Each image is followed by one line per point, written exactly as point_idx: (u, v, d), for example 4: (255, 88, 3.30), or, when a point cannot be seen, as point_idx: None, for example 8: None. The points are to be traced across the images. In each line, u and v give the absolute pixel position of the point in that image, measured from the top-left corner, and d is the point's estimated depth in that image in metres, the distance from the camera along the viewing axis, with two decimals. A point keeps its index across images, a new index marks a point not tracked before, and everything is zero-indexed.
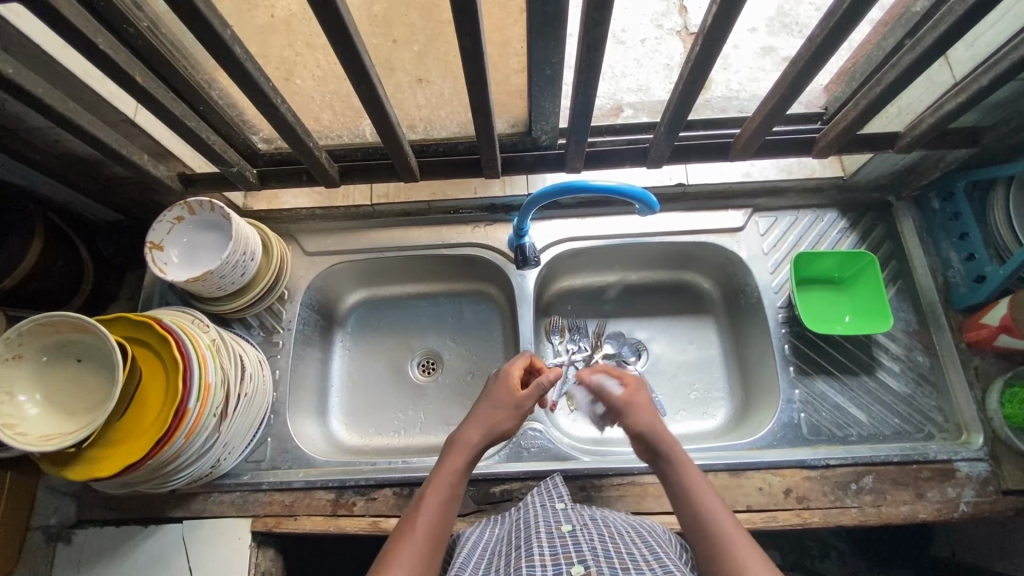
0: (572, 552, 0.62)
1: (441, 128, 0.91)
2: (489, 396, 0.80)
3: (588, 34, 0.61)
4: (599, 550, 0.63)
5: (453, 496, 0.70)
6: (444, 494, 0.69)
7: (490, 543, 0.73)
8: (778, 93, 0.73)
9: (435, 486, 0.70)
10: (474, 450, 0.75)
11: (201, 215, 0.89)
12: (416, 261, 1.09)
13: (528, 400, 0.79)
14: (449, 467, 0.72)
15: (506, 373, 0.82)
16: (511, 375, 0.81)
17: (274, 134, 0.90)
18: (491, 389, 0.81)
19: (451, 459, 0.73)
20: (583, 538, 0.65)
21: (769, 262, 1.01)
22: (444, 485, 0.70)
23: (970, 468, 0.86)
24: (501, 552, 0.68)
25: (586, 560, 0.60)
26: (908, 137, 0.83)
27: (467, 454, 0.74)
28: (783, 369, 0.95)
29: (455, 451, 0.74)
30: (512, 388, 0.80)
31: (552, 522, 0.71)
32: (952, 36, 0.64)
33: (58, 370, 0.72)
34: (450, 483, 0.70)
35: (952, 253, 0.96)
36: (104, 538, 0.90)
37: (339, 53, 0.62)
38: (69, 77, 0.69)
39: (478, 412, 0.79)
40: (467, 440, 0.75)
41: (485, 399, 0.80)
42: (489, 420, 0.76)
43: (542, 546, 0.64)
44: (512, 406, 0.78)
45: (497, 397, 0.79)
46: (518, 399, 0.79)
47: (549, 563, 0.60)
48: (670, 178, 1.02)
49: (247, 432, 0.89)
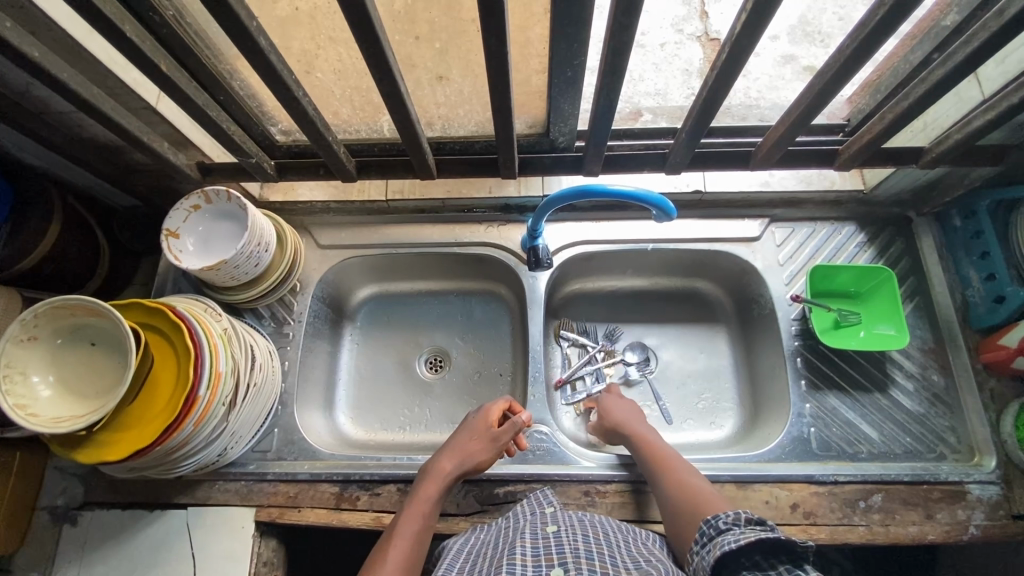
0: (554, 553, 0.63)
1: (460, 127, 0.91)
2: (466, 430, 0.85)
3: (613, 38, 0.61)
4: (580, 551, 0.63)
5: (426, 524, 0.75)
6: (418, 523, 0.74)
7: (476, 545, 0.73)
8: (803, 104, 0.72)
9: (410, 515, 0.75)
10: (449, 481, 0.80)
11: (218, 205, 0.90)
12: (428, 258, 1.09)
13: (503, 436, 0.83)
14: (424, 495, 0.77)
15: (484, 412, 0.87)
16: (486, 412, 0.87)
17: (293, 127, 0.90)
18: (468, 423, 0.86)
19: (426, 487, 0.78)
20: (566, 539, 0.65)
21: (785, 273, 1.00)
22: (418, 512, 0.75)
23: (983, 490, 0.85)
24: (486, 553, 0.69)
25: (567, 563, 0.61)
26: (932, 152, 0.82)
27: (442, 480, 0.79)
28: (794, 382, 0.94)
29: (430, 481, 0.79)
30: (489, 423, 0.85)
31: (539, 523, 0.71)
32: (983, 53, 0.63)
33: (72, 352, 0.73)
34: (424, 511, 0.76)
35: (971, 272, 0.94)
36: (109, 520, 0.90)
37: (362, 49, 0.62)
38: (94, 62, 0.69)
39: (454, 443, 0.84)
40: (442, 470, 0.80)
41: (460, 431, 0.85)
42: (464, 451, 0.82)
43: (524, 546, 0.64)
44: (489, 439, 0.83)
45: (472, 430, 0.84)
46: (494, 433, 0.84)
47: (530, 563, 0.61)
48: (688, 184, 1.01)
49: (254, 423, 0.89)
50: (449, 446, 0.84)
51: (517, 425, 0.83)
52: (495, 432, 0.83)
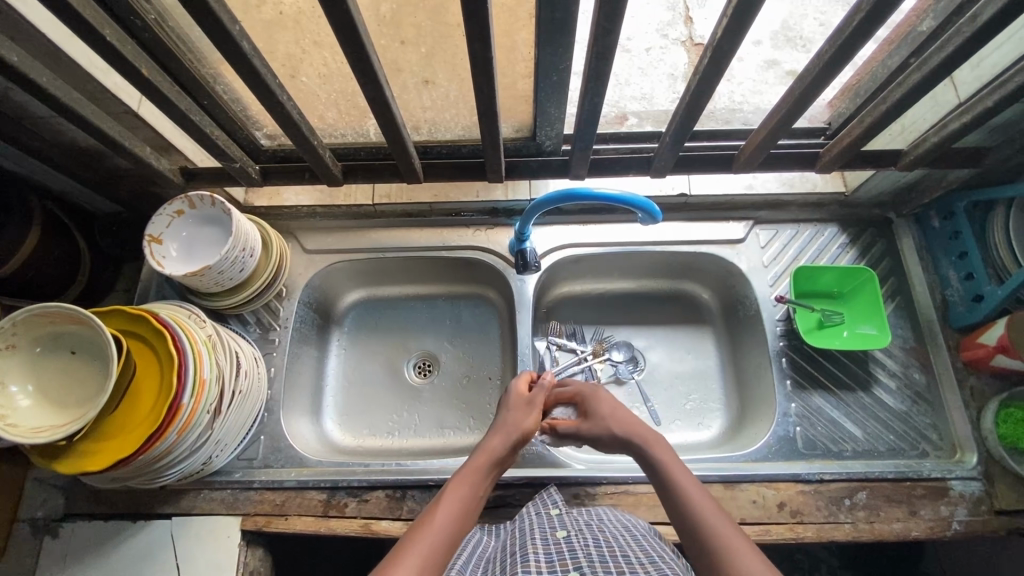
0: (568, 558, 0.62)
1: (446, 131, 0.91)
2: (505, 406, 0.83)
3: (597, 42, 0.61)
4: (594, 555, 0.62)
5: (473, 496, 0.69)
6: (465, 492, 0.69)
7: (488, 553, 0.72)
8: (785, 108, 0.74)
9: (457, 483, 0.70)
10: (500, 457, 0.75)
11: (202, 210, 0.89)
12: (416, 262, 1.08)
13: (538, 398, 0.82)
14: (474, 467, 0.73)
15: (517, 385, 0.85)
16: (517, 383, 0.85)
17: (277, 131, 0.90)
18: (505, 399, 0.84)
19: (476, 460, 0.74)
20: (577, 544, 0.65)
21: (769, 274, 1.01)
22: (463, 486, 0.70)
23: (964, 487, 0.86)
24: (498, 560, 0.68)
25: (582, 566, 0.60)
26: (910, 155, 0.83)
27: (493, 455, 0.75)
28: (779, 382, 0.95)
29: (479, 457, 0.75)
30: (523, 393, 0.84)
31: (547, 529, 0.71)
32: (956, 59, 0.64)
33: (52, 361, 0.71)
34: (471, 482, 0.71)
35: (951, 272, 0.96)
36: (91, 532, 0.89)
37: (346, 52, 0.62)
38: (74, 66, 0.69)
39: (498, 422, 0.81)
40: (491, 444, 0.76)
41: (502, 411, 0.82)
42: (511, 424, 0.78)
43: (537, 552, 0.64)
44: (527, 407, 0.82)
45: (510, 403, 0.82)
46: (534, 401, 0.82)
47: (544, 569, 0.60)
48: (673, 188, 1.02)
49: (240, 430, 0.88)
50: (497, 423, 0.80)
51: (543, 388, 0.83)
52: (531, 398, 0.82)
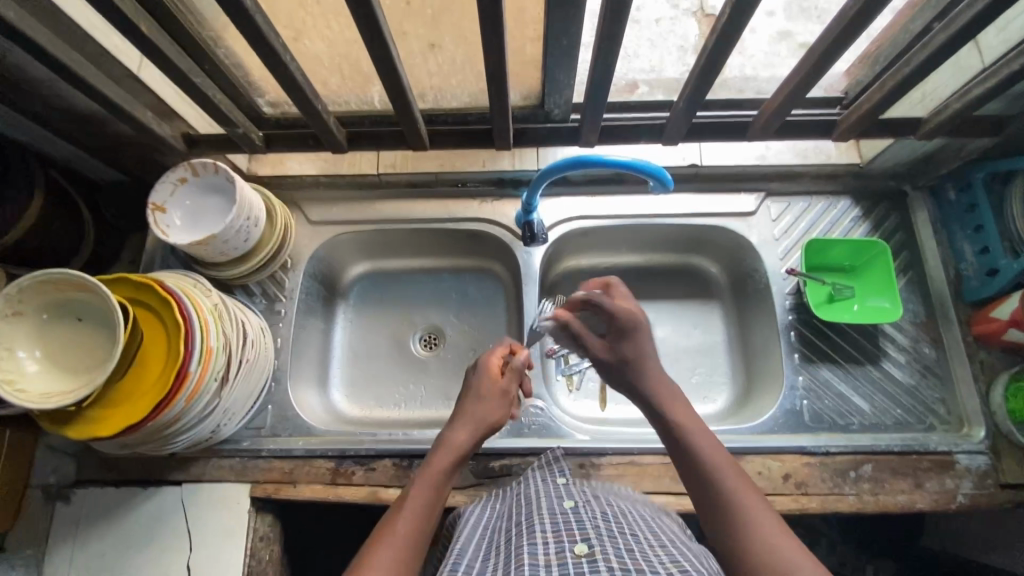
0: (575, 529, 0.61)
1: (453, 98, 0.89)
2: (474, 392, 0.79)
3: (610, 2, 0.59)
4: (603, 529, 0.61)
5: (437, 496, 0.68)
6: (428, 495, 0.67)
7: (492, 519, 0.72)
8: (800, 73, 0.72)
9: (420, 486, 0.68)
10: (466, 449, 0.73)
11: (205, 177, 0.88)
12: (423, 235, 1.07)
13: (510, 386, 0.80)
14: (437, 466, 0.70)
15: (485, 366, 0.82)
16: (490, 365, 0.82)
17: (280, 99, 0.86)
18: (474, 387, 0.80)
19: (439, 458, 0.71)
20: (586, 515, 0.64)
21: (779, 248, 1.00)
22: (428, 488, 0.67)
23: (970, 461, 0.86)
24: (502, 529, 0.68)
25: (590, 539, 0.59)
26: (929, 123, 0.81)
27: (458, 450, 0.72)
28: (787, 355, 0.94)
29: (444, 451, 0.72)
30: (491, 377, 0.80)
31: (555, 498, 0.70)
32: (983, 18, 0.62)
33: (59, 328, 0.71)
34: (435, 482, 0.68)
35: (966, 245, 0.95)
36: (103, 497, 0.90)
37: (353, 11, 0.60)
38: (73, 26, 0.67)
39: (464, 411, 0.78)
40: (456, 439, 0.73)
41: (469, 396, 0.79)
42: (478, 415, 0.76)
43: (543, 522, 0.63)
44: (500, 396, 0.79)
45: (479, 391, 0.79)
46: (502, 387, 0.80)
47: (550, 540, 0.59)
48: (684, 157, 1.01)
49: (248, 398, 0.89)
50: (465, 413, 0.76)
51: (518, 371, 0.82)
52: (502, 383, 0.80)
